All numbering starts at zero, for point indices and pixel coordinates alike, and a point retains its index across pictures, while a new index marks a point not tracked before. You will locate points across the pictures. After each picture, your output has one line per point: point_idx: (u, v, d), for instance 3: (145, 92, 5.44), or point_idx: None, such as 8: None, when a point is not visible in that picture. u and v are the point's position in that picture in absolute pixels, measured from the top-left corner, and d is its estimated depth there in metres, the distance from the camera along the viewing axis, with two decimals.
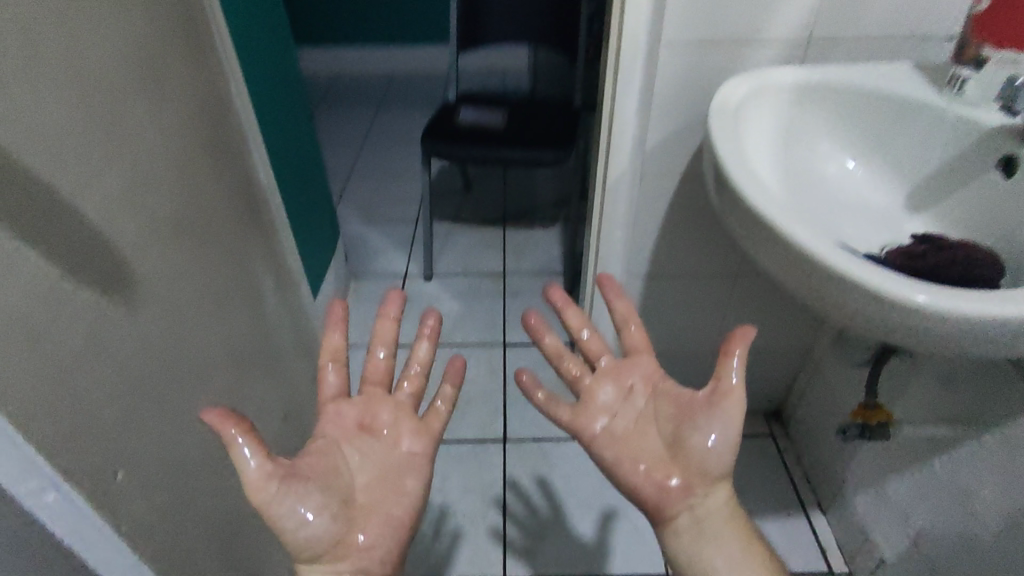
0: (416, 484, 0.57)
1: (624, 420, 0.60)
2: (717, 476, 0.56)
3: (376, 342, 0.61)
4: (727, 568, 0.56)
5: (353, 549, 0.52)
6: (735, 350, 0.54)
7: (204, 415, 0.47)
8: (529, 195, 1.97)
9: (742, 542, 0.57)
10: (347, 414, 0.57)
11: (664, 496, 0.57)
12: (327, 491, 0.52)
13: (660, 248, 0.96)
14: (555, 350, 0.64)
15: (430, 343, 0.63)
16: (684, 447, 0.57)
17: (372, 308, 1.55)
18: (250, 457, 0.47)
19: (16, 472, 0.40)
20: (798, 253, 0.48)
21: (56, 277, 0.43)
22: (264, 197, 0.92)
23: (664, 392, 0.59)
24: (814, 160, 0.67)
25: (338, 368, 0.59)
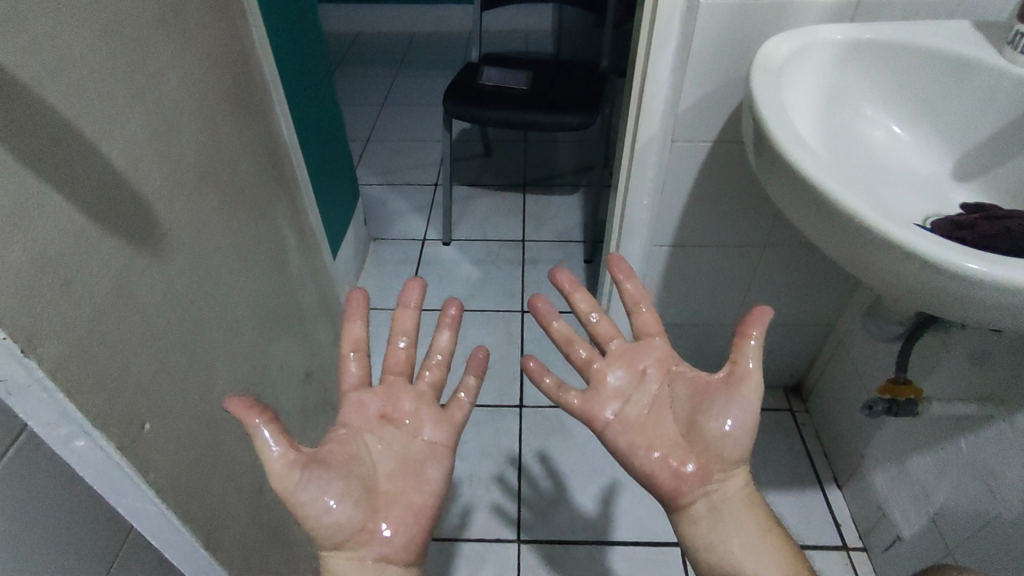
0: (438, 472, 0.56)
1: (637, 404, 0.58)
2: (735, 460, 0.55)
3: (397, 331, 0.61)
4: (742, 553, 0.54)
5: (374, 538, 0.52)
6: (753, 330, 0.53)
7: (227, 404, 0.48)
8: (550, 160, 1.94)
9: (757, 525, 0.55)
10: (368, 403, 0.57)
11: (680, 482, 0.55)
12: (349, 479, 0.52)
13: (688, 215, 0.93)
14: (564, 336, 0.62)
15: (450, 332, 0.62)
16: (699, 431, 0.55)
17: (391, 271, 1.54)
18: (273, 445, 0.48)
19: (51, 417, 0.40)
20: (843, 218, 0.45)
21: (83, 224, 0.43)
22: (287, 153, 0.90)
23: (679, 376, 0.58)
24: (858, 123, 0.65)
25: (357, 357, 0.59)
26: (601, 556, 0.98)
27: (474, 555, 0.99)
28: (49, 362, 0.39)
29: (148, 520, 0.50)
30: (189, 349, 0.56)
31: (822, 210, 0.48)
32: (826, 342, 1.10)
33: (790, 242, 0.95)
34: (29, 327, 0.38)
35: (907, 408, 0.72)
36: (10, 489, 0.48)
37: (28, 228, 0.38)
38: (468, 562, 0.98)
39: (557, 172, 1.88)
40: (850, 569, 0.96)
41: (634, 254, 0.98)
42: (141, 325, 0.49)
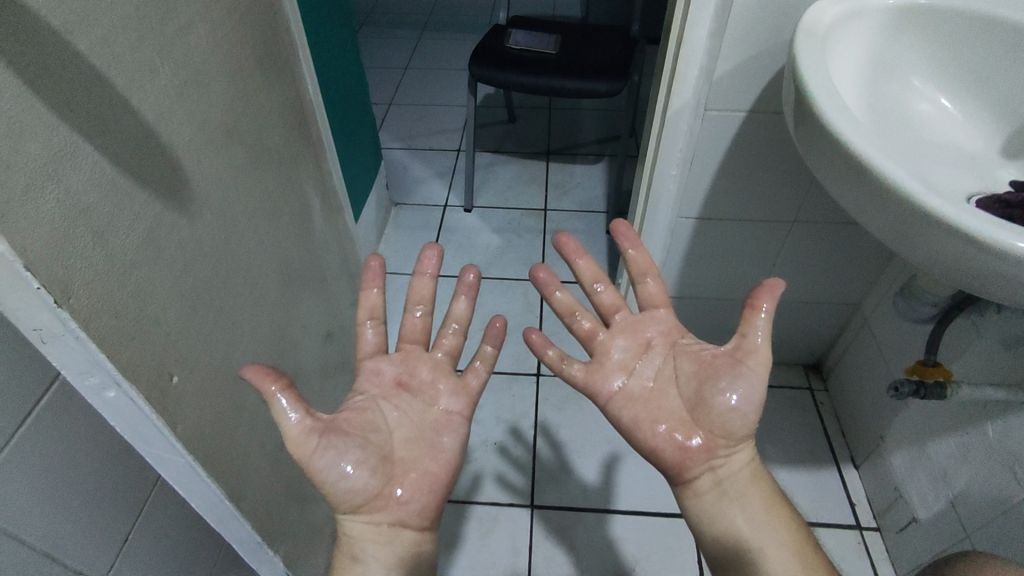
0: (453, 441, 0.56)
1: (640, 378, 0.57)
2: (741, 435, 0.53)
3: (412, 301, 0.61)
4: (749, 529, 0.52)
5: (389, 503, 0.52)
6: (763, 304, 0.52)
7: (243, 371, 0.48)
8: (575, 128, 1.90)
9: (766, 504, 0.53)
10: (384, 371, 0.58)
11: (685, 456, 0.54)
12: (366, 447, 0.52)
13: (716, 187, 0.91)
14: (567, 307, 0.61)
15: (467, 300, 0.62)
16: (705, 406, 0.53)
17: (412, 236, 1.54)
18: (290, 412, 0.48)
19: (81, 367, 0.40)
20: (886, 191, 0.44)
21: (113, 175, 0.43)
22: (313, 114, 0.90)
23: (684, 350, 0.57)
24: (904, 96, 0.63)
25: (375, 326, 0.59)
26: (612, 525, 0.99)
27: (487, 518, 1.01)
28: (81, 312, 0.39)
29: (175, 471, 0.51)
30: (214, 305, 0.56)
31: (862, 183, 0.46)
32: (851, 322, 1.08)
33: (822, 218, 0.93)
34: (61, 277, 0.38)
35: (936, 391, 0.70)
36: (42, 435, 0.49)
37: (60, 178, 0.38)
38: (481, 524, 1.00)
39: (580, 141, 1.84)
40: (862, 549, 0.96)
41: (659, 225, 0.97)
42: (169, 279, 0.49)
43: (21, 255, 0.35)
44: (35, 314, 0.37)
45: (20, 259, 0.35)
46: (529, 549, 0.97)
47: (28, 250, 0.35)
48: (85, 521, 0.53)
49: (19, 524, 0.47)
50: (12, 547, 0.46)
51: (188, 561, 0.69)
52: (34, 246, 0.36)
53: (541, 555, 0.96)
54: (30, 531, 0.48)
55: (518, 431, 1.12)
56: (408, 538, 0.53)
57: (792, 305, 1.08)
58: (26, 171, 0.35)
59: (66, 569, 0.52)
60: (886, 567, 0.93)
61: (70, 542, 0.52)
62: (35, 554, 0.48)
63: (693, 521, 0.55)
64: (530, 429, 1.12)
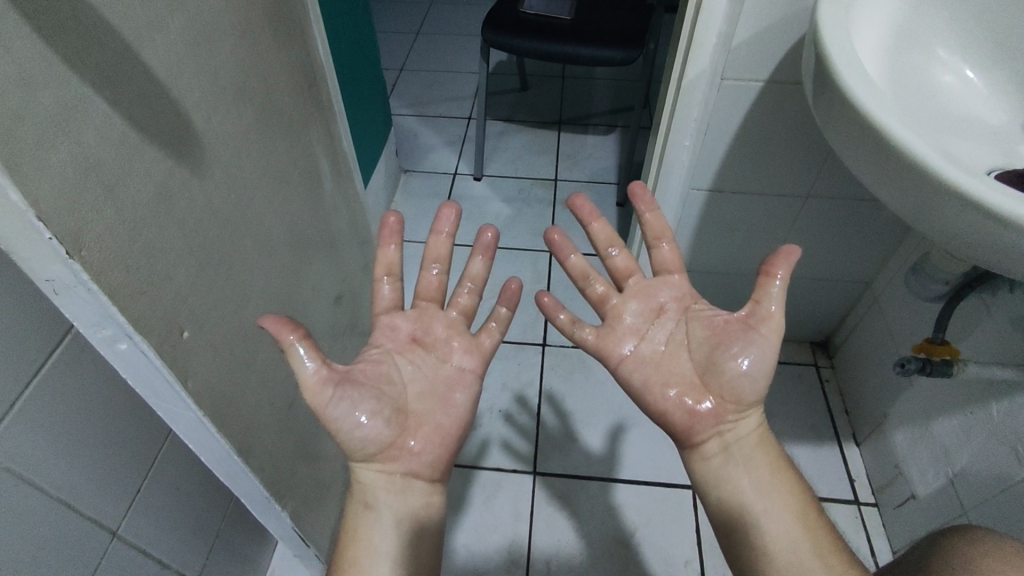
0: (465, 398, 0.57)
1: (652, 343, 0.57)
2: (750, 401, 0.54)
3: (429, 259, 0.61)
4: (755, 492, 0.51)
5: (403, 454, 0.53)
6: (778, 270, 0.52)
7: (262, 321, 0.49)
8: (588, 97, 1.87)
9: (773, 467, 0.53)
10: (399, 326, 0.58)
11: (695, 420, 0.54)
12: (380, 398, 0.53)
13: (730, 159, 0.90)
14: (580, 271, 0.61)
15: (484, 260, 0.63)
16: (716, 370, 0.54)
17: (421, 204, 1.54)
18: (307, 360, 0.49)
19: (93, 317, 0.41)
20: (904, 162, 0.43)
21: (123, 129, 0.42)
22: (323, 76, 0.89)
23: (697, 315, 0.57)
24: (928, 67, 0.61)
25: (391, 282, 0.60)
26: (613, 493, 1.00)
27: (491, 482, 1.02)
28: (93, 265, 0.39)
29: (186, 424, 0.52)
30: (225, 264, 0.56)
31: (881, 153, 0.45)
32: (861, 300, 1.08)
33: (837, 193, 0.91)
34: (72, 229, 0.38)
35: (942, 368, 0.71)
36: (56, 386, 0.50)
37: (71, 130, 0.38)
38: (484, 488, 1.02)
39: (593, 111, 1.82)
40: (859, 523, 0.97)
41: (671, 196, 0.96)
42: (180, 237, 0.49)
43: (34, 205, 0.35)
44: (48, 265, 0.37)
45: (32, 210, 0.35)
46: (530, 514, 0.98)
47: (39, 201, 0.35)
48: (99, 471, 0.55)
49: (36, 471, 0.48)
50: (29, 493, 0.48)
51: (199, 514, 0.71)
52: (46, 198, 0.36)
53: (542, 520, 0.98)
54: (46, 477, 0.49)
55: (524, 399, 1.13)
56: (419, 489, 0.54)
57: (802, 281, 1.07)
58: (36, 122, 0.35)
59: (82, 516, 0.53)
60: (881, 542, 0.95)
61: (85, 490, 0.53)
62: (51, 500, 0.50)
63: (700, 486, 0.54)
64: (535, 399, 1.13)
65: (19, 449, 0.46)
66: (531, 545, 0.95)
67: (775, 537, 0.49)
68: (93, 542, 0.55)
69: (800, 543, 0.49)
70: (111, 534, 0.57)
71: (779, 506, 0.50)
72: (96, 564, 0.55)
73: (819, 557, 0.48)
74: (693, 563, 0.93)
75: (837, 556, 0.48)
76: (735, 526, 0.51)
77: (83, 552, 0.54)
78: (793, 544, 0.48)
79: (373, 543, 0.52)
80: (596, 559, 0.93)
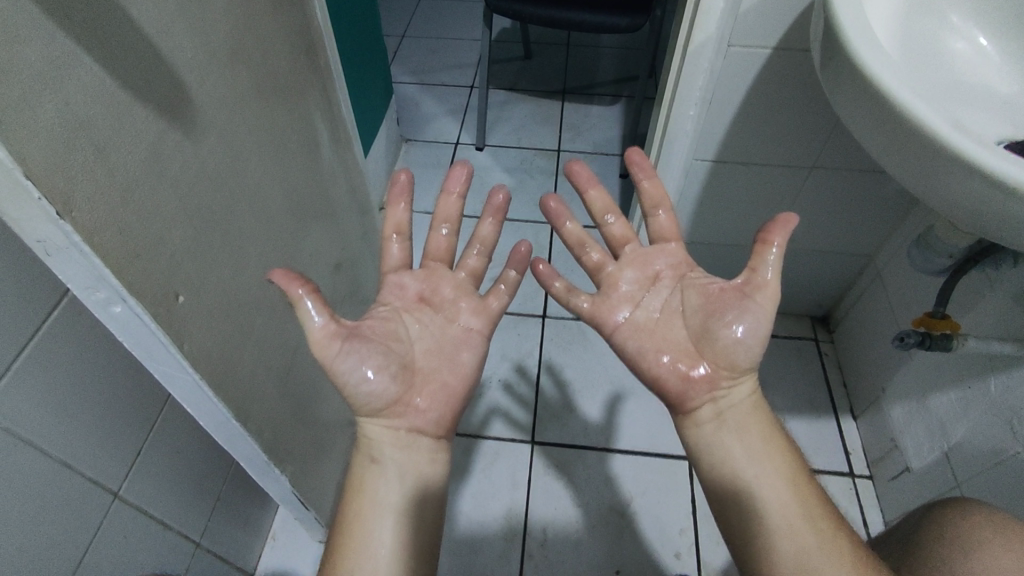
0: (471, 358, 0.57)
1: (647, 310, 0.57)
2: (743, 367, 0.53)
3: (439, 219, 0.61)
4: (746, 457, 0.52)
5: (408, 410, 0.53)
6: (775, 238, 0.51)
7: (271, 275, 0.48)
8: (592, 66, 1.84)
9: (766, 434, 0.53)
10: (407, 285, 0.58)
11: (688, 386, 0.54)
12: (387, 353, 0.53)
13: (734, 129, 0.88)
14: (577, 238, 0.62)
15: (494, 222, 0.63)
16: (710, 338, 0.54)
17: (422, 174, 1.52)
18: (316, 315, 0.48)
19: (86, 279, 0.40)
20: (911, 130, 0.42)
21: (111, 87, 0.41)
22: (321, 40, 0.87)
23: (692, 283, 0.57)
24: (938, 33, 0.60)
25: (400, 241, 0.59)
26: (610, 462, 1.01)
27: (490, 450, 1.04)
28: (85, 227, 0.39)
29: (183, 388, 0.52)
30: (220, 229, 0.56)
31: (888, 120, 0.44)
32: (862, 275, 1.07)
33: (842, 165, 0.90)
34: (62, 189, 0.37)
35: (942, 342, 0.69)
36: (51, 349, 0.50)
37: (58, 88, 0.37)
38: (484, 456, 1.03)
39: (598, 81, 1.78)
40: (853, 494, 0.98)
41: (674, 166, 0.95)
42: (173, 200, 0.49)
43: (21, 164, 0.34)
44: (39, 226, 0.37)
45: (20, 168, 0.34)
46: (528, 481, 1.00)
47: (28, 159, 0.35)
48: (99, 434, 0.55)
49: (35, 432, 0.48)
50: (28, 453, 0.48)
51: (199, 477, 0.72)
52: (33, 157, 0.35)
53: (540, 487, 0.99)
54: (45, 438, 0.50)
55: (523, 369, 1.13)
56: (424, 445, 0.54)
57: (804, 255, 1.06)
58: (22, 78, 0.34)
59: (82, 477, 0.54)
60: (875, 514, 0.96)
61: (85, 452, 0.54)
62: (51, 461, 0.50)
63: (692, 451, 0.54)
64: (534, 370, 1.13)
65: (18, 411, 0.47)
66: (529, 511, 0.97)
67: (767, 500, 0.49)
68: (95, 502, 0.55)
69: (791, 506, 0.49)
70: (112, 496, 0.57)
71: (769, 470, 0.51)
72: (98, 524, 0.56)
73: (809, 521, 0.48)
74: (687, 531, 0.94)
75: (827, 519, 0.49)
76: (726, 490, 0.51)
77: (85, 512, 0.54)
78: (785, 507, 0.49)
79: (379, 493, 0.52)
80: (593, 524, 0.95)
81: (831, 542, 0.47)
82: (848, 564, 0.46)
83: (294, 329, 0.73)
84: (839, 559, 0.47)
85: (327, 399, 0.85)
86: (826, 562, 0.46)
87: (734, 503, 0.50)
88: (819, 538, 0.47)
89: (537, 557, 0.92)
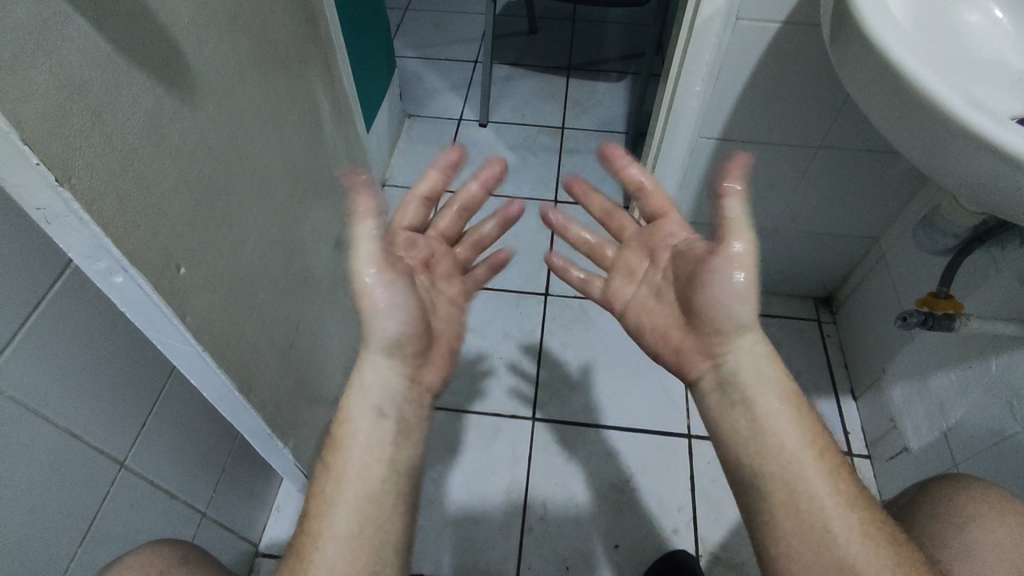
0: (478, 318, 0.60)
1: (648, 287, 0.62)
2: (737, 328, 0.54)
3: (456, 203, 0.67)
4: (767, 415, 0.52)
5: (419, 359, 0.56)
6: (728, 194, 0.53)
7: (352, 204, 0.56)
8: (598, 41, 1.81)
9: (786, 394, 0.53)
10: (416, 248, 0.64)
11: (683, 357, 0.58)
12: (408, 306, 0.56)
13: (741, 105, 0.87)
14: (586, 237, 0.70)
15: (496, 224, 0.70)
16: (695, 311, 0.56)
17: (425, 150, 1.51)
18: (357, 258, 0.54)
19: (87, 247, 0.40)
20: (922, 106, 0.41)
21: (109, 52, 0.41)
22: (323, 9, 0.85)
23: (678, 256, 0.59)
24: (954, 4, 0.58)
25: (423, 206, 0.65)
26: (611, 439, 1.02)
27: (491, 426, 1.04)
28: (82, 193, 0.38)
29: (185, 359, 0.53)
30: (220, 202, 0.55)
31: (898, 95, 0.43)
32: (867, 256, 1.06)
33: (850, 143, 0.89)
34: (60, 154, 0.37)
35: (943, 322, 0.69)
36: (54, 320, 0.50)
37: (53, 51, 0.36)
38: (484, 432, 1.04)
39: (604, 56, 1.76)
40: None
41: (678, 143, 0.94)
42: (173, 168, 0.49)
43: (17, 128, 0.34)
44: (36, 192, 0.36)
45: (16, 132, 0.34)
46: (529, 457, 1.01)
47: (24, 123, 0.34)
48: (104, 405, 0.56)
49: (41, 401, 0.49)
50: (32, 422, 0.48)
51: (203, 449, 0.72)
52: (29, 120, 0.35)
53: (540, 463, 1.00)
54: (51, 408, 0.50)
55: (525, 347, 1.14)
56: None
57: (808, 235, 1.06)
58: (14, 37, 0.34)
59: (89, 447, 0.54)
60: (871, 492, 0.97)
61: (89, 421, 0.54)
62: (55, 429, 0.51)
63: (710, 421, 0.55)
64: (535, 347, 1.14)
65: (23, 380, 0.47)
66: (529, 486, 0.98)
67: (789, 457, 0.49)
68: (101, 471, 0.56)
69: (805, 464, 0.49)
70: (118, 465, 0.58)
71: (785, 431, 0.50)
72: (104, 493, 0.57)
73: (827, 477, 0.48)
74: (686, 507, 0.95)
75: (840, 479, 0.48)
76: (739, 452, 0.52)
77: (90, 480, 0.55)
78: (797, 464, 0.49)
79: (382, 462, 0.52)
80: (593, 500, 0.96)
81: (848, 498, 0.47)
82: (864, 523, 0.46)
83: (295, 304, 0.73)
84: (856, 516, 0.47)
85: (328, 373, 0.85)
86: (836, 519, 0.46)
87: (747, 462, 0.51)
88: (832, 496, 0.47)
89: (538, 531, 0.94)
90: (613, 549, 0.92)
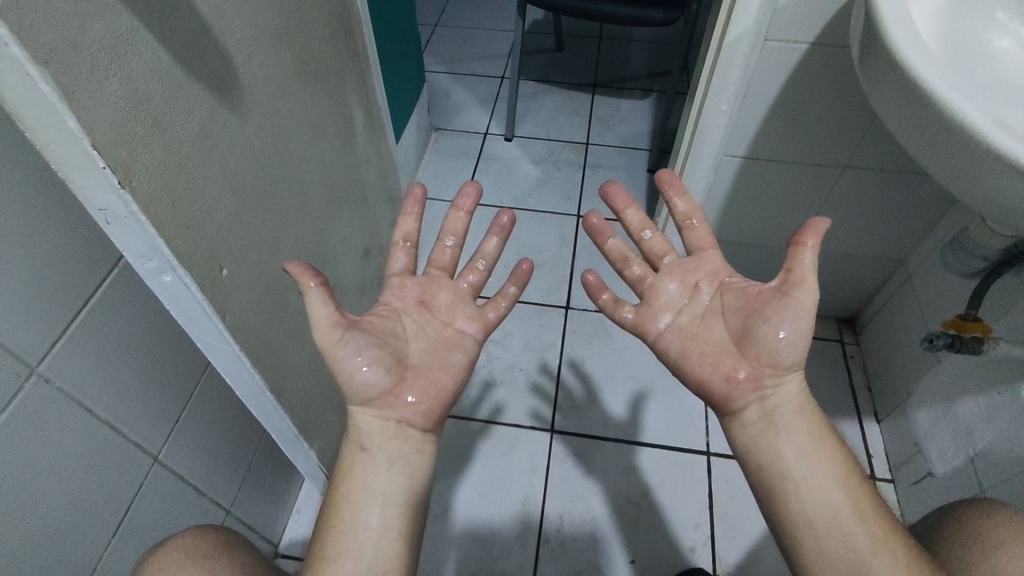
0: (464, 359, 0.56)
1: (690, 314, 0.58)
2: (788, 364, 0.52)
3: (445, 232, 0.62)
4: (796, 461, 0.49)
5: (398, 403, 0.52)
6: (809, 240, 0.51)
7: (285, 264, 0.49)
8: (623, 59, 1.83)
9: (815, 435, 0.50)
10: (409, 287, 0.58)
11: (732, 388, 0.53)
12: (382, 346, 0.52)
13: (767, 124, 0.88)
14: (619, 253, 0.63)
15: (498, 240, 0.64)
16: (753, 338, 0.53)
17: (450, 164, 1.53)
18: (321, 304, 0.49)
19: (142, 247, 0.43)
20: (952, 127, 0.42)
21: (169, 64, 0.43)
22: (360, 26, 0.88)
23: (730, 286, 0.57)
24: (980, 29, 0.59)
25: (408, 249, 0.59)
26: (631, 454, 1.02)
27: (510, 437, 1.05)
28: (140, 194, 0.41)
29: (222, 357, 0.55)
30: (261, 208, 0.58)
31: (929, 117, 0.44)
32: (894, 277, 1.06)
33: (876, 165, 0.89)
34: (124, 160, 0.39)
35: (971, 345, 0.69)
36: (102, 316, 0.52)
37: (123, 65, 0.39)
38: (502, 444, 1.04)
39: (629, 74, 1.78)
40: None
41: (703, 160, 0.95)
42: (221, 176, 0.51)
43: (89, 134, 0.36)
44: (102, 194, 0.39)
45: (89, 138, 0.36)
46: (546, 469, 1.01)
47: (95, 129, 0.37)
48: (143, 401, 0.58)
49: (86, 394, 0.51)
50: (77, 412, 0.50)
51: (231, 448, 0.74)
52: (100, 127, 0.37)
53: (558, 475, 1.00)
54: (95, 401, 0.52)
55: (544, 364, 1.14)
56: None
57: (833, 255, 1.06)
58: (91, 51, 0.36)
59: (127, 440, 0.56)
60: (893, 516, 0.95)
61: (129, 414, 0.56)
62: (97, 420, 0.53)
63: (741, 453, 0.53)
64: (555, 364, 1.14)
65: (70, 372, 0.49)
66: (547, 498, 0.98)
67: (816, 493, 0.48)
68: (138, 464, 0.58)
69: (839, 499, 0.47)
70: (152, 460, 0.60)
71: (818, 463, 0.49)
72: (140, 484, 0.59)
73: (860, 520, 0.46)
74: (703, 526, 0.95)
75: (877, 516, 0.47)
76: (771, 473, 0.50)
77: (126, 471, 0.57)
78: (831, 499, 0.47)
79: (366, 481, 0.50)
80: (609, 514, 0.96)
81: (884, 544, 0.45)
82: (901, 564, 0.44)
83: None
84: (893, 561, 0.45)
85: None
86: (878, 559, 0.45)
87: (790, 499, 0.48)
88: (875, 539, 0.45)
89: (554, 543, 0.94)
90: (629, 563, 0.91)
